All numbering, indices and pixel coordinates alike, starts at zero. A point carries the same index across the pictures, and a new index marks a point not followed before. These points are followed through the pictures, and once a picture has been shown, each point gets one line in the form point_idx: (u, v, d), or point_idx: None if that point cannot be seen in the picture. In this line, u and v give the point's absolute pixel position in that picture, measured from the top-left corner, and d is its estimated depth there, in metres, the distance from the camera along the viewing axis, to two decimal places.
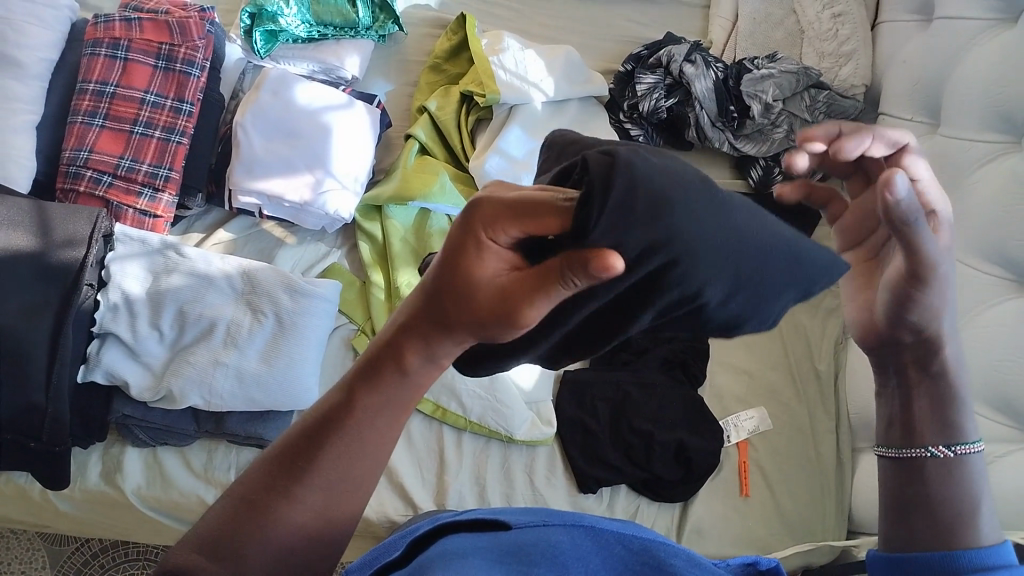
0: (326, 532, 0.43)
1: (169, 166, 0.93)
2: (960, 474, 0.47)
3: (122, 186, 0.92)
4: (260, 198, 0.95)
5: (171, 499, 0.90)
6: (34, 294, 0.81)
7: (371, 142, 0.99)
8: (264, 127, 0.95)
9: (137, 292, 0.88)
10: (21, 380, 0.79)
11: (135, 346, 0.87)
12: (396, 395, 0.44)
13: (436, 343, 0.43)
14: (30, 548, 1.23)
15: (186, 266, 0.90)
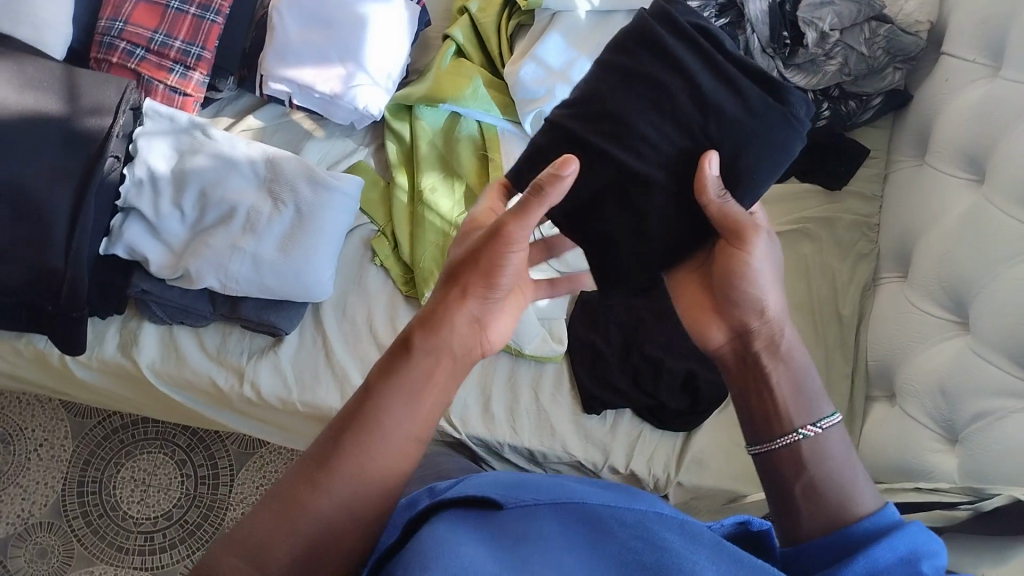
0: (352, 531, 0.51)
1: (202, 45, 0.92)
2: (830, 449, 0.56)
3: (154, 61, 0.92)
4: (290, 87, 0.93)
5: (185, 376, 0.93)
6: (60, 160, 0.82)
7: (407, 40, 0.96)
8: (299, 14, 0.94)
9: (163, 170, 0.89)
10: (42, 243, 0.80)
11: (157, 223, 0.87)
12: (416, 386, 0.55)
13: (457, 313, 0.58)
14: (54, 416, 1.37)
15: (210, 150, 0.89)
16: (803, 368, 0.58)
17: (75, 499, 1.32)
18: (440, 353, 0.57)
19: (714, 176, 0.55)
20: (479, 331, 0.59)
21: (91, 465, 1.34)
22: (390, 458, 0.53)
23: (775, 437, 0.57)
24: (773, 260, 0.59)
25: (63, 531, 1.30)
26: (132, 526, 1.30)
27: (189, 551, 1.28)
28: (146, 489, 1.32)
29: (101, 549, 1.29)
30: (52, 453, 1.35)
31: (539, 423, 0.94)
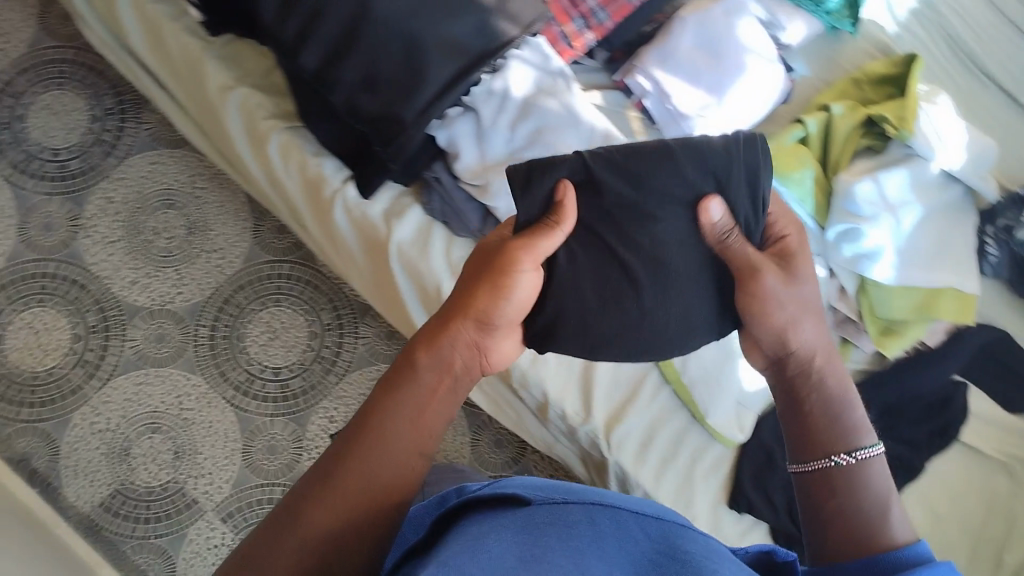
0: (353, 541, 0.70)
1: (609, 15, 0.98)
2: (864, 473, 0.82)
3: (564, 6, 0.98)
4: (651, 87, 0.98)
5: (421, 269, 0.98)
6: (461, 38, 0.87)
7: (764, 108, 1.01)
8: (697, 34, 0.98)
9: (517, 92, 0.94)
10: (408, 94, 0.86)
11: (486, 134, 0.93)
12: (416, 403, 0.77)
13: (454, 344, 0.80)
14: (238, 235, 1.48)
15: (567, 101, 0.95)
16: (823, 369, 0.86)
17: (212, 310, 1.44)
18: (440, 372, 0.79)
19: (713, 214, 0.80)
20: (478, 352, 0.82)
21: (241, 293, 1.46)
22: (392, 470, 0.74)
23: (810, 460, 0.84)
24: (797, 296, 0.84)
25: (189, 331, 1.43)
26: (245, 364, 1.44)
27: (274, 411, 1.42)
28: (274, 339, 1.45)
29: (210, 365, 1.43)
30: (220, 262, 1.46)
31: (682, 486, 0.97)
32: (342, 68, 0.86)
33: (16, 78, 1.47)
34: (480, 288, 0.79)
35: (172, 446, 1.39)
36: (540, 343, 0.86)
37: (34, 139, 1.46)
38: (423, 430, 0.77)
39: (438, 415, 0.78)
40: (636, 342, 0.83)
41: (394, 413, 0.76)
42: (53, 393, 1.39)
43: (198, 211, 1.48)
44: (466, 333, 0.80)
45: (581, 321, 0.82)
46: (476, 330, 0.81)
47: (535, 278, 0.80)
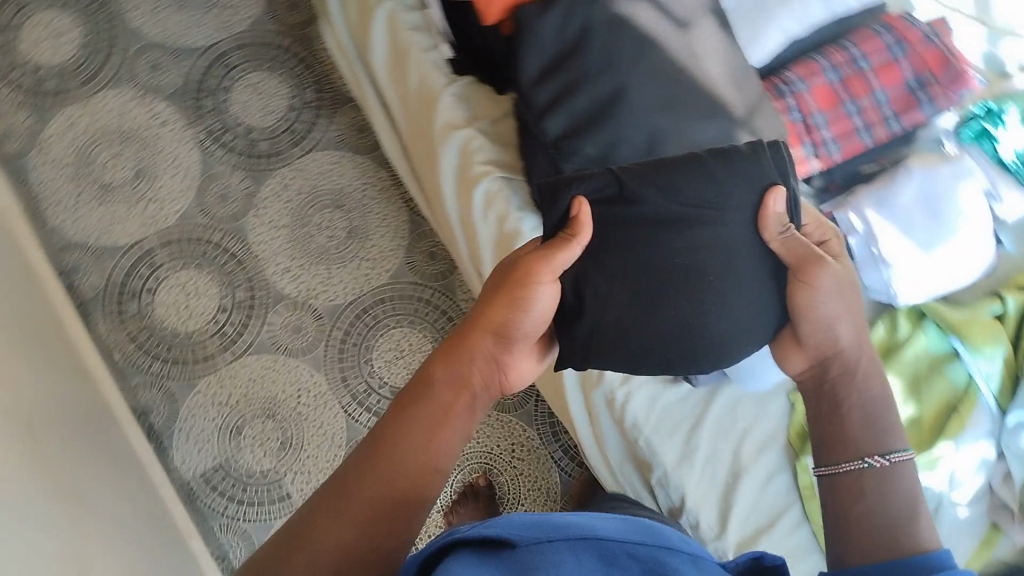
0: (383, 538, 0.72)
1: (840, 150, 0.96)
2: (894, 474, 0.86)
3: (800, 130, 0.96)
4: (861, 226, 0.96)
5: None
6: (704, 140, 0.88)
7: (969, 277, 0.98)
8: (920, 186, 0.96)
9: None
10: None
11: None
12: (433, 411, 0.81)
13: (468, 351, 0.85)
14: (392, 251, 1.52)
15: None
16: (867, 371, 0.89)
17: (350, 316, 1.48)
18: (457, 382, 0.84)
19: (774, 210, 0.83)
20: (497, 366, 0.86)
21: (379, 306, 1.50)
22: (412, 468, 0.77)
23: (840, 463, 0.88)
24: (848, 299, 0.87)
25: (324, 329, 1.47)
26: (367, 376, 1.46)
27: None
28: (400, 358, 1.47)
29: (335, 367, 1.46)
30: (370, 273, 1.50)
31: None
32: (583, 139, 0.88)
33: (232, 52, 1.55)
34: (487, 295, 0.85)
35: (280, 436, 1.42)
36: (581, 362, 0.88)
37: (232, 112, 1.53)
38: (441, 433, 0.80)
39: (457, 422, 0.82)
40: (685, 346, 0.85)
41: (412, 419, 0.80)
42: (187, 355, 1.44)
43: (362, 219, 1.52)
44: (478, 344, 0.85)
45: (640, 331, 0.84)
46: (493, 343, 0.85)
47: (550, 292, 0.83)
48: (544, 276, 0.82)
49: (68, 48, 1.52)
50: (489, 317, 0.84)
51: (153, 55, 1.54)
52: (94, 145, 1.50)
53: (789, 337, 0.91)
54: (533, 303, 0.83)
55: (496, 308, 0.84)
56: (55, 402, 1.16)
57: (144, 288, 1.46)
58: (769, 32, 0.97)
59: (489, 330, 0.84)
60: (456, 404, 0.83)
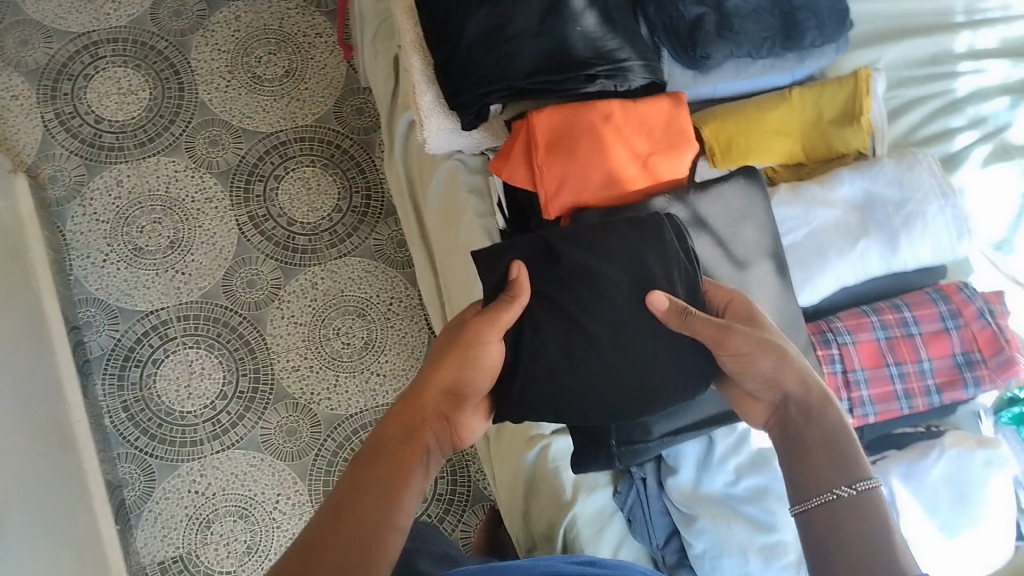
0: None
1: (876, 412, 0.93)
2: (866, 505, 0.65)
3: (837, 381, 0.93)
4: (885, 493, 0.91)
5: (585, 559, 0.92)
6: None
7: (986, 569, 0.92)
8: (952, 465, 0.92)
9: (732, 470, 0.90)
10: None
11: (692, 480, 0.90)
12: (391, 472, 0.65)
13: (419, 409, 0.71)
14: (403, 372, 1.49)
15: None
16: (827, 401, 0.71)
17: (347, 430, 1.44)
18: (410, 439, 0.68)
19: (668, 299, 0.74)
20: (453, 426, 0.73)
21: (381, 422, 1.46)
22: (362, 530, 0.60)
23: (811, 497, 0.67)
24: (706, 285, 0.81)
25: (318, 438, 1.43)
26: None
27: None
28: None
29: (319, 479, 1.41)
30: (376, 390, 1.47)
31: None
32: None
33: (291, 141, 1.56)
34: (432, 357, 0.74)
35: (248, 540, 1.37)
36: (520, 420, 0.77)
37: (278, 201, 1.53)
38: (416, 475, 0.66)
39: (421, 477, 0.67)
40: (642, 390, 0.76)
41: (351, 492, 0.63)
42: (177, 436, 1.41)
43: (381, 332, 1.50)
44: (423, 400, 0.71)
45: (578, 385, 0.76)
46: (447, 401, 0.73)
47: (497, 350, 0.74)
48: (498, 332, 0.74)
49: (133, 108, 1.53)
50: (441, 370, 0.72)
51: (214, 131, 1.54)
52: (134, 207, 1.50)
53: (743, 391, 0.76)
54: (489, 359, 0.74)
55: (457, 361, 0.73)
56: (23, 463, 1.10)
57: (151, 357, 1.44)
58: (819, 271, 0.96)
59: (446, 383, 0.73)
60: (415, 452, 0.68)
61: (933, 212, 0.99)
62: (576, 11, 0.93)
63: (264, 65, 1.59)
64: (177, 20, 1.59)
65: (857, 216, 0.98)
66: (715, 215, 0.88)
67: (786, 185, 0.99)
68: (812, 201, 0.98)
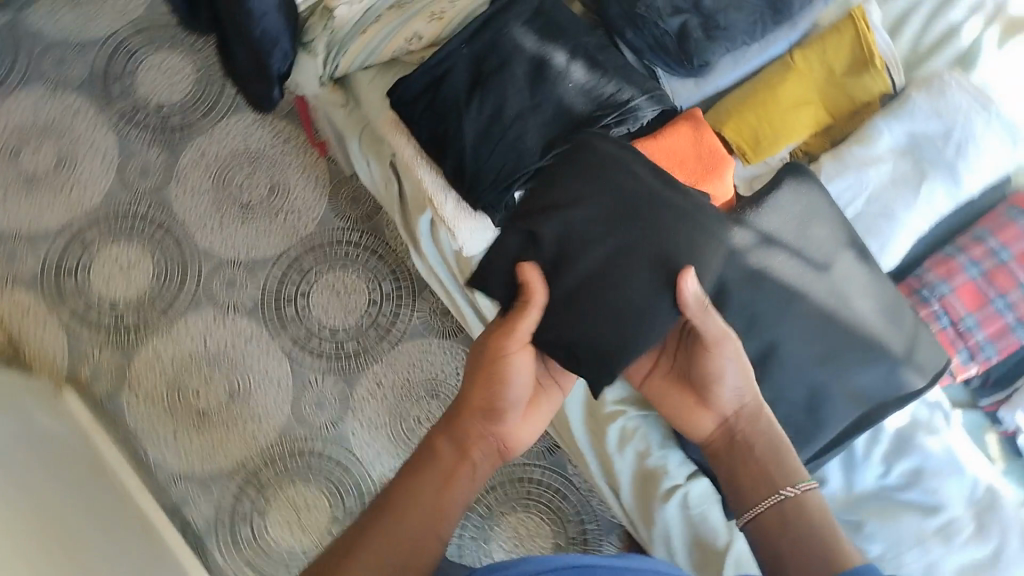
0: None
1: (996, 351, 0.93)
2: (809, 503, 0.72)
3: (951, 335, 0.94)
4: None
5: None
6: (868, 387, 0.84)
7: None
8: None
9: (906, 454, 0.89)
10: (807, 439, 0.84)
11: (864, 475, 0.89)
12: (434, 483, 0.74)
13: (462, 428, 0.78)
14: None
15: (944, 440, 0.91)
16: (766, 421, 0.78)
17: None
18: (455, 464, 0.76)
19: (690, 292, 0.75)
20: (503, 441, 0.79)
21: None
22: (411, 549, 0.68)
23: (759, 502, 0.74)
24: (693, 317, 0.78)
25: None
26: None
27: None
28: None
29: None
30: None
31: None
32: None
33: (303, 254, 1.50)
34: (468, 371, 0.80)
35: None
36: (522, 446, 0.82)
37: (314, 317, 1.47)
38: (457, 491, 0.74)
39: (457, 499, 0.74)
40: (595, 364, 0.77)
41: (396, 511, 0.71)
42: None
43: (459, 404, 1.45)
44: (468, 420, 0.78)
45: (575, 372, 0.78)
46: (488, 415, 0.78)
47: (524, 353, 0.77)
48: (513, 346, 0.76)
49: (141, 279, 1.45)
50: (473, 387, 0.78)
51: (229, 271, 1.47)
52: (184, 372, 1.42)
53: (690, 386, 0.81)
54: (521, 356, 0.77)
55: (485, 367, 0.77)
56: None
57: (257, 511, 1.37)
58: (894, 233, 0.94)
59: (489, 403, 0.78)
60: (465, 474, 0.75)
61: (979, 125, 0.95)
62: (564, 72, 0.91)
63: (247, 189, 1.51)
64: (146, 175, 1.50)
65: (908, 162, 0.95)
66: (779, 227, 0.85)
67: (827, 156, 0.96)
68: (860, 165, 0.95)
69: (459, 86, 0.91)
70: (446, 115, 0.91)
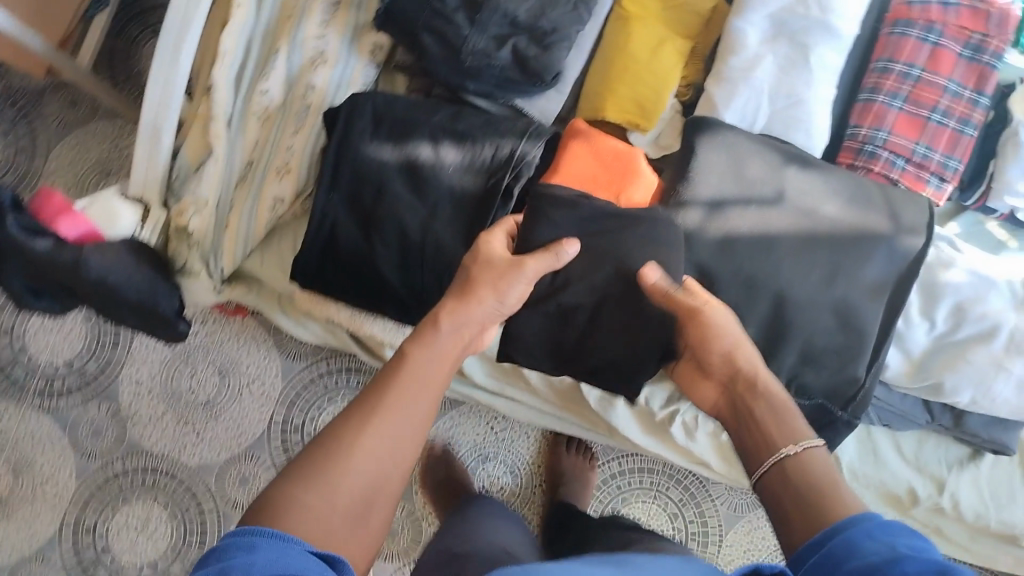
0: (365, 497, 0.59)
1: (959, 159, 0.94)
2: (812, 466, 0.64)
3: (913, 172, 0.93)
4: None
5: (886, 481, 0.99)
6: (880, 276, 0.83)
7: None
8: None
9: (946, 299, 0.91)
10: (855, 354, 0.83)
11: (919, 336, 0.91)
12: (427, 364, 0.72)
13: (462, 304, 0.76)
14: (557, 462, 1.31)
15: (966, 266, 0.92)
16: (774, 395, 0.70)
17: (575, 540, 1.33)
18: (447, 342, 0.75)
19: (656, 281, 0.77)
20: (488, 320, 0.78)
21: (598, 491, 1.34)
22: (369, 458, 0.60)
23: (764, 462, 0.67)
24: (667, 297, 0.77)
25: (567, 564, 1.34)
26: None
27: None
28: None
29: None
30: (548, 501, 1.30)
31: None
32: (780, 358, 0.83)
33: (289, 412, 1.35)
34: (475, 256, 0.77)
35: None
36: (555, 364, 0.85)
37: None
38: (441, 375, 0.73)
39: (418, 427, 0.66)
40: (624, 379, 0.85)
41: (377, 399, 0.63)
42: None
43: (512, 453, 1.35)
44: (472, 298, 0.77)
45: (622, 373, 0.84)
46: None
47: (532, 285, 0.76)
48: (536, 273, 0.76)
49: (162, 531, 1.32)
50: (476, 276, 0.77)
51: (238, 469, 1.34)
52: None
53: (697, 368, 0.79)
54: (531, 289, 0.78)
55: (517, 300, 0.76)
56: None
57: None
58: (811, 118, 0.92)
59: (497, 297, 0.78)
60: None
61: None
62: (439, 163, 0.87)
63: (200, 389, 1.36)
64: (100, 436, 1.33)
65: (785, 43, 0.92)
66: (721, 187, 0.82)
67: (713, 85, 0.93)
68: (745, 76, 0.92)
69: (353, 234, 0.86)
70: (359, 268, 0.87)
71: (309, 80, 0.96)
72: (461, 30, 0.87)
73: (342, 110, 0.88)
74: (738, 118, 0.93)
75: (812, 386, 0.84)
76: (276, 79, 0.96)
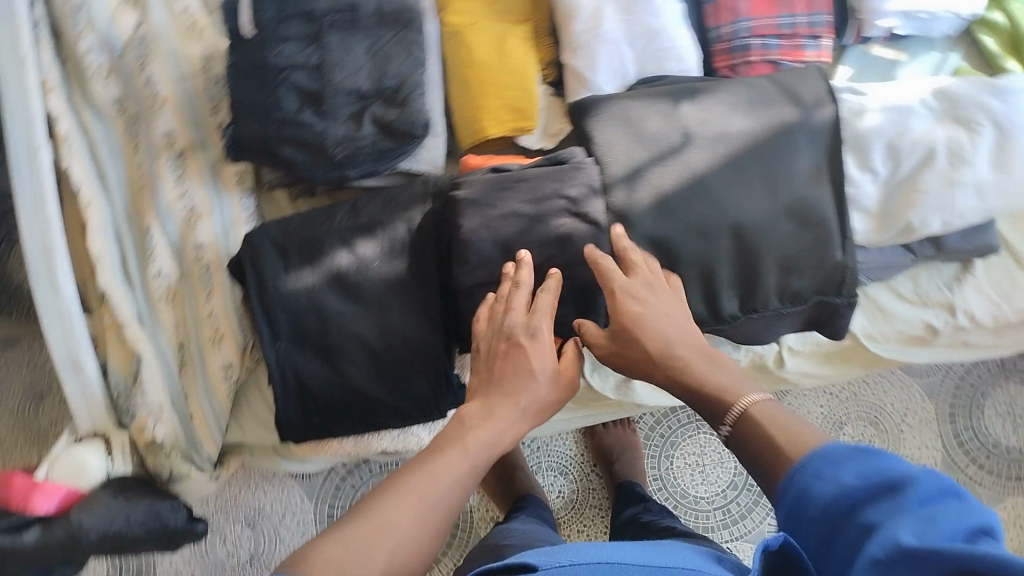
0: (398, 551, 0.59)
1: (823, 11, 0.93)
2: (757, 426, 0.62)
3: (789, 44, 0.93)
4: (897, 19, 0.94)
5: (897, 320, 1.07)
6: (810, 161, 0.85)
7: None
8: None
9: (876, 146, 0.92)
10: (822, 244, 0.85)
11: (868, 190, 0.92)
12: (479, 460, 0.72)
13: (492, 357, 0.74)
14: (598, 441, 1.31)
15: (878, 106, 0.94)
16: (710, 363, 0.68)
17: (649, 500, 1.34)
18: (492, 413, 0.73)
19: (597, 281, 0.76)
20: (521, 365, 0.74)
21: (646, 447, 1.34)
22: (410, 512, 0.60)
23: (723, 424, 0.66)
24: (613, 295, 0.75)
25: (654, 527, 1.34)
26: (695, 503, 1.33)
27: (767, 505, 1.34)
28: (703, 467, 1.34)
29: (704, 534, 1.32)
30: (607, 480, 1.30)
31: None
32: (761, 281, 0.84)
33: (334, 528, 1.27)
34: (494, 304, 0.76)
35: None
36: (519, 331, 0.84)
37: None
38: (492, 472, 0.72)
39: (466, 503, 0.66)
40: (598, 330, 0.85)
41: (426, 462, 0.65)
42: None
43: (554, 455, 1.34)
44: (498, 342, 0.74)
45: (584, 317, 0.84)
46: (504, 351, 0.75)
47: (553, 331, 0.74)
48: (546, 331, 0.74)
49: None
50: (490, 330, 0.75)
51: None
52: None
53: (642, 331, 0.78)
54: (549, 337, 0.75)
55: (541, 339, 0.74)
56: None
57: None
58: (676, 41, 0.90)
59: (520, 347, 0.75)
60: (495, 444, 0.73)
61: None
62: (360, 262, 0.84)
63: (239, 548, 1.26)
64: None
65: None
66: (632, 158, 0.83)
67: (570, 57, 0.90)
68: (596, 35, 0.89)
69: (317, 373, 0.85)
70: (341, 401, 0.86)
71: (195, 241, 0.91)
72: (315, 126, 0.84)
73: (243, 258, 0.84)
74: (609, 75, 0.91)
75: (800, 290, 0.86)
76: (164, 256, 0.91)
